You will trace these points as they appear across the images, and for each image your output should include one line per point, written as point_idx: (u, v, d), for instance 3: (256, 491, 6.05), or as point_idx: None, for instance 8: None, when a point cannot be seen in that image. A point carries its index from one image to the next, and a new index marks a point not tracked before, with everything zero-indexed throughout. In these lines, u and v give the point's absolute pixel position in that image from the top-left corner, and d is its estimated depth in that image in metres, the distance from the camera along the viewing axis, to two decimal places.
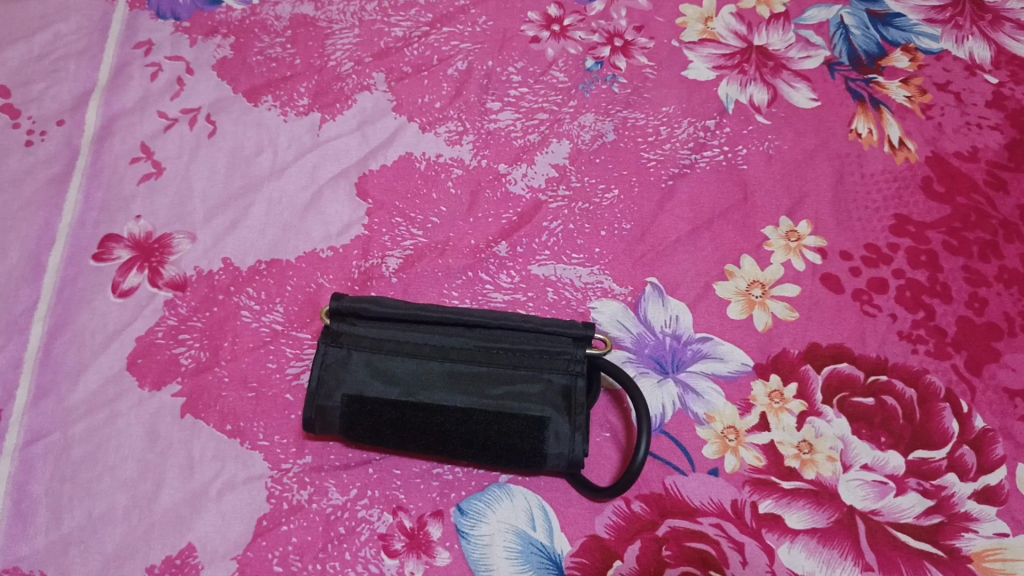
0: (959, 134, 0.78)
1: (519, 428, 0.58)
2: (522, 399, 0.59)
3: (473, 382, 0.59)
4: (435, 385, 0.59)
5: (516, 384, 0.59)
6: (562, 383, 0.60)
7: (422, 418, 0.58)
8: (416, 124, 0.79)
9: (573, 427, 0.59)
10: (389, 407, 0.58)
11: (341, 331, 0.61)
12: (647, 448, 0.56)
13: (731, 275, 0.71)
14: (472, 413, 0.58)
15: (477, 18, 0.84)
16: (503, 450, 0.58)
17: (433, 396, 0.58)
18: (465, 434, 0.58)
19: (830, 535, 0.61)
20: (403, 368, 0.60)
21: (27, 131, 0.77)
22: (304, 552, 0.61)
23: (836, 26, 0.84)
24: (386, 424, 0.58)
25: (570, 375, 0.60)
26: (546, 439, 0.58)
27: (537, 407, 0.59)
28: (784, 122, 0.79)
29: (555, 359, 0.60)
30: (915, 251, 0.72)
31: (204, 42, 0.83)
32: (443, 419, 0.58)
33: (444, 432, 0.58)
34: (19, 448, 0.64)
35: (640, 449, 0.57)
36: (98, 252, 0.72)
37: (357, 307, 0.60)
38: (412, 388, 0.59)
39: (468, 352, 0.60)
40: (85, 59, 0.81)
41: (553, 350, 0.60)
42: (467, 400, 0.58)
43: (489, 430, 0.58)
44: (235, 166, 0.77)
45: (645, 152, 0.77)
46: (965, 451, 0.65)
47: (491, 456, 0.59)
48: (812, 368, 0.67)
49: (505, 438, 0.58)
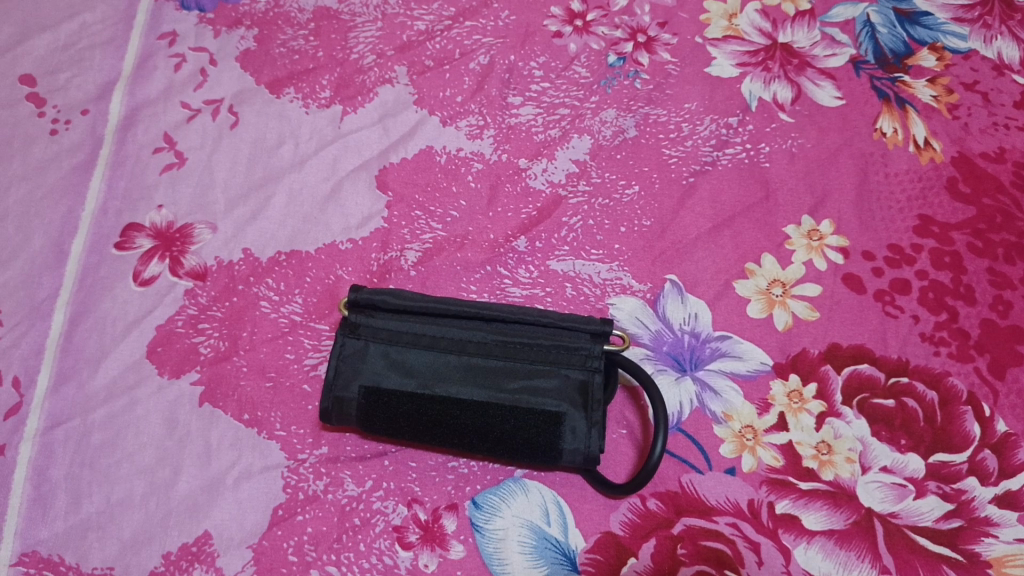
0: (986, 135, 0.77)
1: (535, 423, 0.58)
2: (538, 394, 0.59)
3: (490, 376, 0.59)
4: (452, 378, 0.59)
5: (533, 379, 0.59)
6: (579, 378, 0.59)
7: (438, 410, 0.58)
8: (437, 118, 0.79)
9: (590, 424, 0.58)
10: (405, 399, 0.58)
11: (359, 323, 0.61)
12: (663, 448, 0.56)
13: (752, 273, 0.71)
14: (488, 407, 0.58)
15: (500, 12, 0.84)
16: (518, 445, 0.58)
17: (450, 389, 0.58)
18: (481, 428, 0.58)
19: (848, 537, 0.61)
20: (421, 360, 0.60)
21: (52, 119, 0.78)
22: (319, 543, 0.61)
23: (862, 24, 0.83)
24: (403, 415, 0.58)
25: (587, 371, 0.60)
26: (563, 435, 0.58)
27: (553, 402, 0.58)
28: (808, 120, 0.78)
29: (572, 354, 0.60)
30: (939, 252, 0.71)
31: (227, 33, 0.83)
32: (459, 412, 0.58)
33: (461, 426, 0.58)
34: (40, 433, 0.65)
35: (655, 450, 0.56)
36: (120, 240, 0.73)
37: (375, 299, 0.61)
38: (428, 381, 0.59)
39: (485, 346, 0.60)
40: (110, 49, 0.82)
41: (571, 345, 0.59)
42: (484, 394, 0.58)
43: (504, 425, 0.58)
44: (257, 157, 0.77)
45: (666, 148, 0.77)
46: (987, 455, 0.64)
47: (506, 451, 0.59)
48: (832, 369, 0.67)
49: (521, 433, 0.58)
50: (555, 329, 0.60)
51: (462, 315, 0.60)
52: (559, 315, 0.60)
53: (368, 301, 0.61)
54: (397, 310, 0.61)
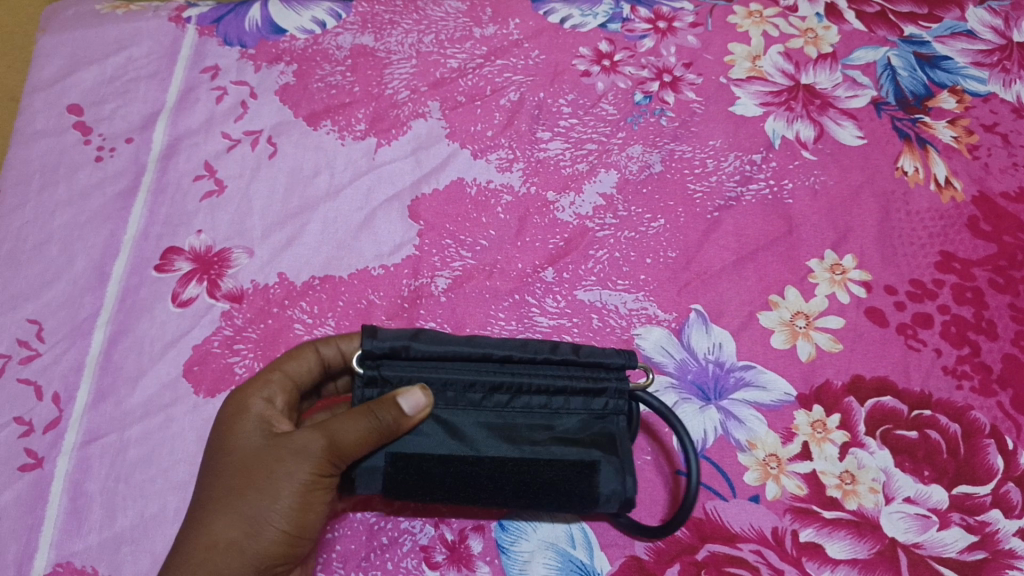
0: (1006, 175, 0.79)
1: (567, 472, 0.56)
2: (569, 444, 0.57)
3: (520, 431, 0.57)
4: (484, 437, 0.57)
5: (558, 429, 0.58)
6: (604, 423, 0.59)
7: (463, 467, 0.56)
8: (468, 152, 0.81)
9: (624, 472, 0.57)
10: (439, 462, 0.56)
11: (377, 373, 0.56)
12: (698, 463, 0.56)
13: (776, 305, 0.72)
14: (513, 458, 0.56)
15: (530, 52, 0.87)
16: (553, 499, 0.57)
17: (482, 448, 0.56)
18: (518, 484, 0.56)
19: (872, 566, 0.61)
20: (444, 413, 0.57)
21: (97, 147, 0.81)
22: (347, 560, 0.62)
23: (883, 67, 0.85)
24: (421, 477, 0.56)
25: (609, 418, 0.59)
26: (602, 481, 0.57)
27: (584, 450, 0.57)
28: (831, 158, 0.80)
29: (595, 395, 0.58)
30: (960, 288, 0.72)
31: (268, 68, 0.86)
32: (489, 466, 0.56)
33: (494, 483, 0.56)
34: (77, 447, 0.67)
35: (692, 482, 0.56)
36: (160, 263, 0.75)
37: (400, 345, 0.56)
38: (448, 439, 0.57)
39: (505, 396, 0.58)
40: (154, 81, 0.85)
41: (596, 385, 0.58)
42: (509, 445, 0.56)
43: (531, 476, 0.56)
44: (294, 186, 0.80)
45: (691, 183, 0.78)
46: (1010, 488, 0.64)
47: (532, 502, 0.57)
48: (855, 400, 0.67)
49: (558, 487, 0.56)
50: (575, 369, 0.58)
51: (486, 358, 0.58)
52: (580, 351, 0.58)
53: (392, 347, 0.56)
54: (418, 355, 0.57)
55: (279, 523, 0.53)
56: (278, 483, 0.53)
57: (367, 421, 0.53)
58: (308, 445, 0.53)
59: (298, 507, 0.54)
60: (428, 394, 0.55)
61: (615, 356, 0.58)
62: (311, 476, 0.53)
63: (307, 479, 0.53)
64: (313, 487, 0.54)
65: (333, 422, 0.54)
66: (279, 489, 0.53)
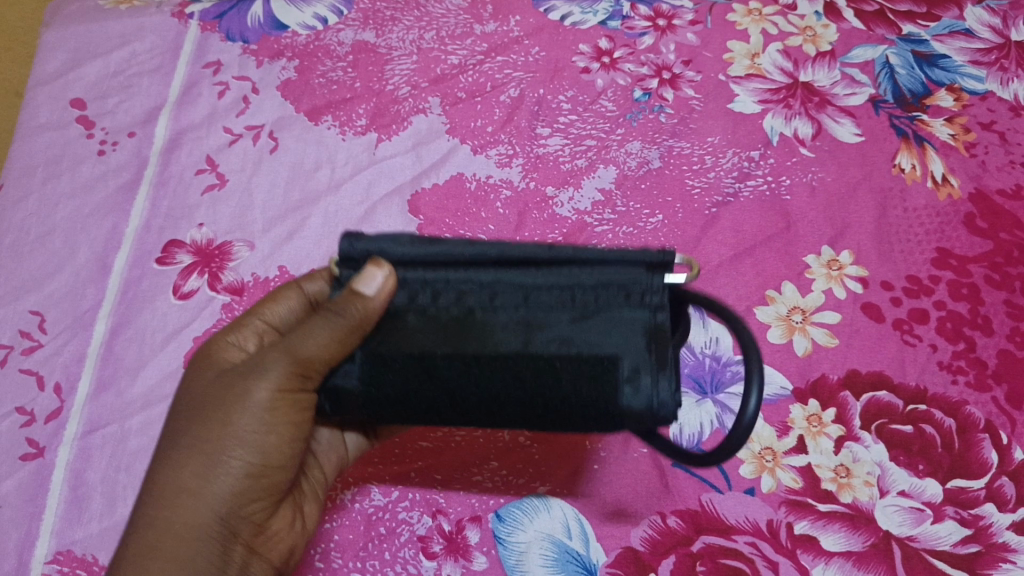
0: (1003, 172, 0.79)
1: (564, 379, 0.45)
2: (589, 343, 0.46)
3: (528, 331, 0.47)
4: (485, 336, 0.47)
5: (579, 327, 0.47)
6: (637, 318, 0.46)
7: (438, 376, 0.47)
8: (468, 147, 0.81)
9: (658, 371, 0.45)
10: (420, 373, 0.47)
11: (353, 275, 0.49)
12: (762, 367, 0.43)
13: (773, 300, 0.72)
14: (499, 357, 0.46)
15: (531, 49, 0.87)
16: (567, 413, 0.46)
17: (478, 352, 0.46)
18: (517, 394, 0.46)
19: (866, 559, 0.62)
20: (445, 312, 0.48)
21: (100, 141, 0.82)
22: (345, 550, 0.63)
23: (882, 65, 0.86)
24: (398, 387, 0.47)
25: (651, 309, 0.47)
26: (622, 388, 0.45)
27: (612, 349, 0.46)
28: (829, 155, 0.80)
29: (627, 288, 0.47)
30: (957, 284, 0.73)
31: (270, 63, 0.87)
32: (470, 373, 0.46)
33: (489, 396, 0.46)
34: (78, 437, 0.68)
35: (751, 399, 0.43)
36: (162, 256, 0.76)
37: (372, 249, 0.48)
38: (430, 340, 0.48)
39: (512, 291, 0.48)
40: (157, 76, 0.86)
41: (622, 282, 0.47)
42: (509, 346, 0.46)
43: (520, 384, 0.46)
44: (295, 179, 0.80)
45: (690, 179, 0.79)
46: (1005, 482, 0.64)
47: (550, 418, 0.46)
48: (851, 395, 0.68)
49: (566, 398, 0.45)
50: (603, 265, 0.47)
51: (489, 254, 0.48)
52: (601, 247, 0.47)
53: (365, 253, 0.48)
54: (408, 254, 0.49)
55: (244, 454, 0.51)
56: (233, 415, 0.51)
57: (328, 325, 0.48)
58: (263, 365, 0.51)
59: (264, 430, 0.51)
60: (390, 275, 0.46)
61: (640, 251, 0.47)
62: (271, 394, 0.51)
63: (267, 399, 0.51)
64: (278, 407, 0.51)
65: (291, 339, 0.50)
66: (236, 414, 0.51)
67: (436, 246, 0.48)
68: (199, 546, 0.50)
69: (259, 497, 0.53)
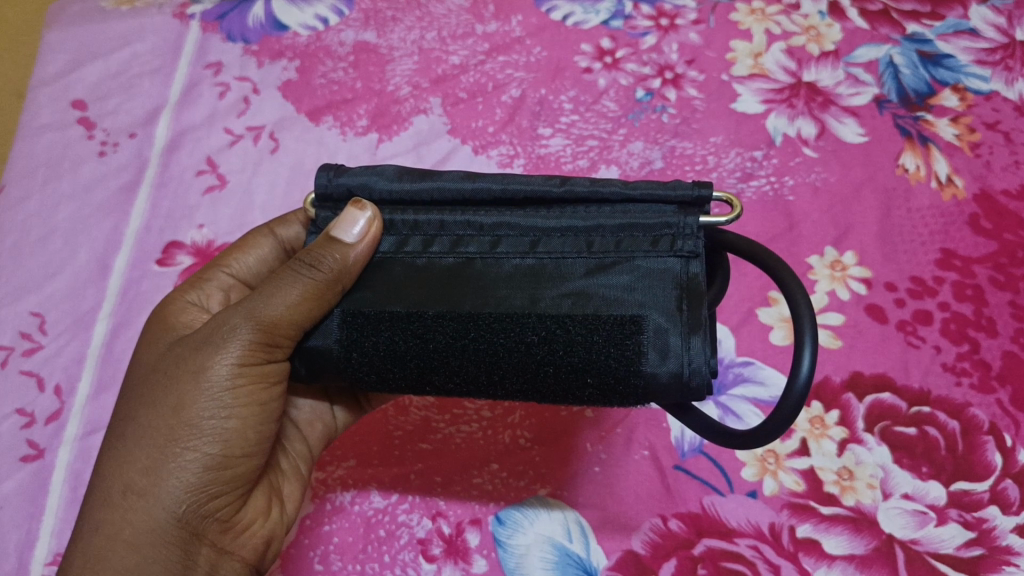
0: (1008, 172, 0.78)
1: (575, 338, 0.41)
2: (605, 294, 0.43)
3: (536, 281, 0.44)
4: (488, 285, 0.44)
5: (594, 276, 0.44)
6: (665, 268, 0.43)
7: (429, 337, 0.43)
8: (469, 147, 0.81)
9: (687, 328, 0.41)
10: (409, 325, 0.43)
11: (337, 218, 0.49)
12: (816, 321, 0.40)
13: (776, 301, 0.72)
14: (502, 309, 0.43)
15: (532, 49, 0.87)
16: (577, 373, 0.41)
17: (478, 303, 0.44)
18: (519, 349, 0.42)
19: (868, 562, 0.61)
20: (440, 262, 0.46)
21: (100, 142, 0.82)
22: (344, 553, 0.63)
23: (886, 65, 0.85)
24: (385, 349, 0.43)
25: (681, 257, 0.43)
26: (645, 352, 0.41)
27: (634, 303, 0.42)
28: (832, 155, 0.80)
29: (649, 233, 0.44)
30: (961, 285, 0.72)
31: (271, 64, 0.86)
32: (467, 325, 0.43)
33: (488, 351, 0.42)
34: (78, 438, 0.67)
35: (803, 359, 0.39)
36: (162, 257, 0.76)
37: (355, 186, 0.48)
38: (427, 295, 0.45)
39: (518, 237, 0.45)
40: (158, 77, 0.86)
41: (651, 224, 0.44)
42: (515, 298, 0.44)
43: (524, 346, 0.42)
44: (296, 180, 0.80)
45: (692, 180, 0.78)
46: (1008, 484, 0.64)
47: (559, 381, 0.41)
48: (854, 397, 0.67)
49: (574, 352, 0.41)
50: (627, 208, 0.45)
51: (489, 200, 0.47)
52: (626, 185, 0.45)
53: (346, 190, 0.48)
54: (396, 200, 0.48)
55: (207, 441, 0.48)
56: (187, 396, 0.48)
57: (299, 283, 0.46)
58: (225, 331, 0.48)
59: (229, 407, 0.48)
60: (372, 219, 0.46)
61: (674, 187, 0.44)
62: (232, 369, 0.48)
63: (227, 376, 0.48)
64: (240, 385, 0.48)
65: (256, 300, 0.48)
66: (197, 391, 0.48)
67: (428, 183, 0.47)
68: (149, 552, 0.46)
69: (225, 488, 0.49)
